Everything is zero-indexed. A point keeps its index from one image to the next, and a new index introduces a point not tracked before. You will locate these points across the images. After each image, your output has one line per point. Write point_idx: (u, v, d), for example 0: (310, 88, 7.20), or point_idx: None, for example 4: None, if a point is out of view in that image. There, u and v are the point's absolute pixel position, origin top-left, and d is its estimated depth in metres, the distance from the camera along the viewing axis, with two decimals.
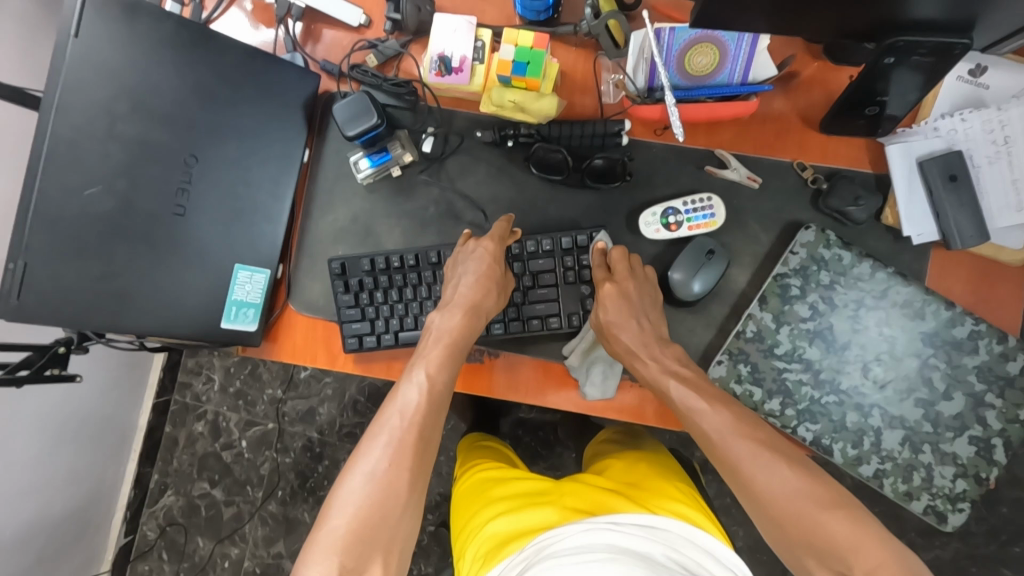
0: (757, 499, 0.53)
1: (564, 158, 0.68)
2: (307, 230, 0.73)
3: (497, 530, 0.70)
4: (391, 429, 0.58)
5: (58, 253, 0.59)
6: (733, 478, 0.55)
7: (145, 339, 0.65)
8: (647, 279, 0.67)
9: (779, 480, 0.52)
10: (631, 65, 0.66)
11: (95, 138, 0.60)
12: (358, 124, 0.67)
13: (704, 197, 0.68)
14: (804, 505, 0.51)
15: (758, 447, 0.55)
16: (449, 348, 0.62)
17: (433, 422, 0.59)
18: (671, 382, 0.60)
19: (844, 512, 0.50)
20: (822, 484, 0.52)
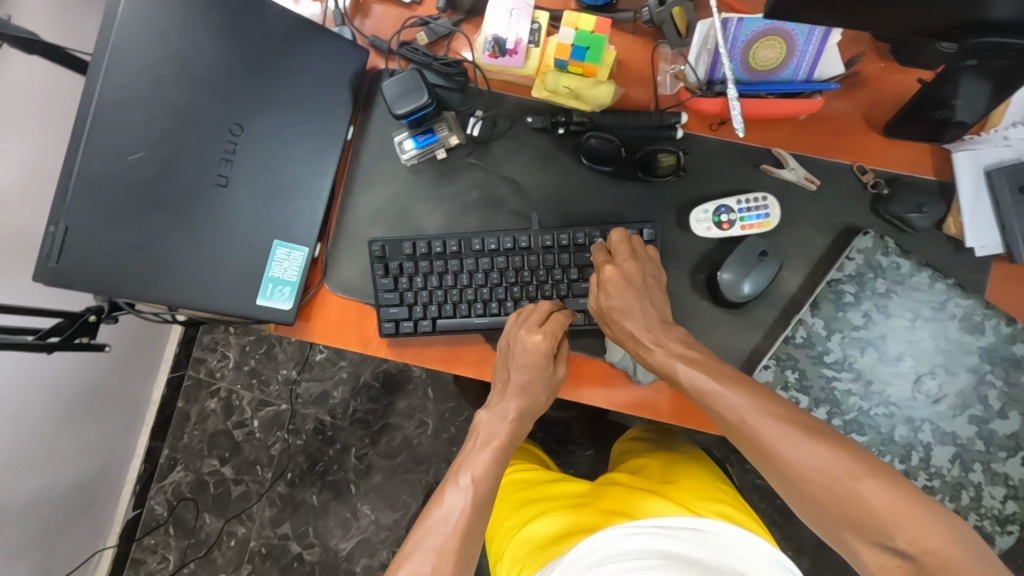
0: (786, 479, 0.51)
1: (616, 148, 0.66)
2: (347, 209, 0.71)
3: (536, 534, 0.70)
4: (442, 527, 0.56)
5: (96, 218, 0.57)
6: (757, 456, 0.53)
7: (176, 310, 0.63)
8: (649, 262, 0.64)
9: (808, 455, 0.50)
10: (693, 55, 0.64)
11: (140, 103, 0.57)
12: (407, 102, 0.65)
13: (759, 196, 0.66)
14: (835, 478, 0.49)
15: (778, 422, 0.52)
16: (496, 455, 0.61)
17: (480, 524, 0.57)
18: (679, 363, 0.57)
19: (879, 479, 0.48)
20: (850, 451, 0.50)
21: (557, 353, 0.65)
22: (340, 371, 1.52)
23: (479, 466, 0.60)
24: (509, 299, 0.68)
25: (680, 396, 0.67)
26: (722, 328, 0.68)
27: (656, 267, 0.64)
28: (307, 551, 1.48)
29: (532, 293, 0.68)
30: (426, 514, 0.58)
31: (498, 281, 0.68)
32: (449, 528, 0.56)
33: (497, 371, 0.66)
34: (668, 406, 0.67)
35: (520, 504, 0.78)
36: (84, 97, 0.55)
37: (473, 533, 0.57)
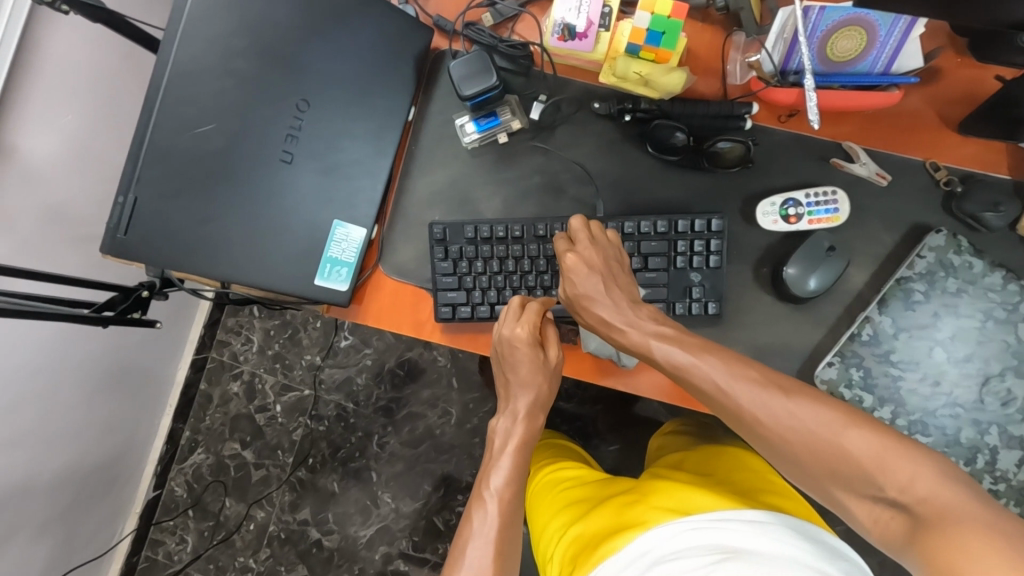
0: (771, 442, 0.52)
1: (686, 137, 0.65)
2: (405, 191, 0.70)
3: (583, 532, 0.71)
4: (479, 543, 0.58)
5: (164, 191, 0.58)
6: (743, 423, 0.54)
7: (228, 285, 0.63)
8: (611, 248, 0.63)
9: (792, 416, 0.51)
10: (771, 41, 0.62)
11: (212, 74, 0.58)
12: (475, 84, 0.63)
13: (828, 190, 0.65)
14: (820, 436, 0.50)
15: (755, 386, 0.53)
16: (515, 457, 0.64)
17: (511, 531, 0.60)
18: (652, 339, 0.57)
19: (863, 430, 0.49)
20: (831, 405, 0.51)
21: (547, 340, 0.65)
22: (365, 358, 1.51)
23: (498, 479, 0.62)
24: None
25: None
26: (785, 323, 0.67)
27: (618, 252, 0.63)
28: (326, 537, 1.47)
29: None
30: (464, 528, 0.60)
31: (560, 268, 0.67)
32: (487, 542, 0.58)
33: (500, 371, 0.68)
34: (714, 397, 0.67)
35: (564, 508, 0.80)
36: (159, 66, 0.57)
37: (506, 540, 0.59)
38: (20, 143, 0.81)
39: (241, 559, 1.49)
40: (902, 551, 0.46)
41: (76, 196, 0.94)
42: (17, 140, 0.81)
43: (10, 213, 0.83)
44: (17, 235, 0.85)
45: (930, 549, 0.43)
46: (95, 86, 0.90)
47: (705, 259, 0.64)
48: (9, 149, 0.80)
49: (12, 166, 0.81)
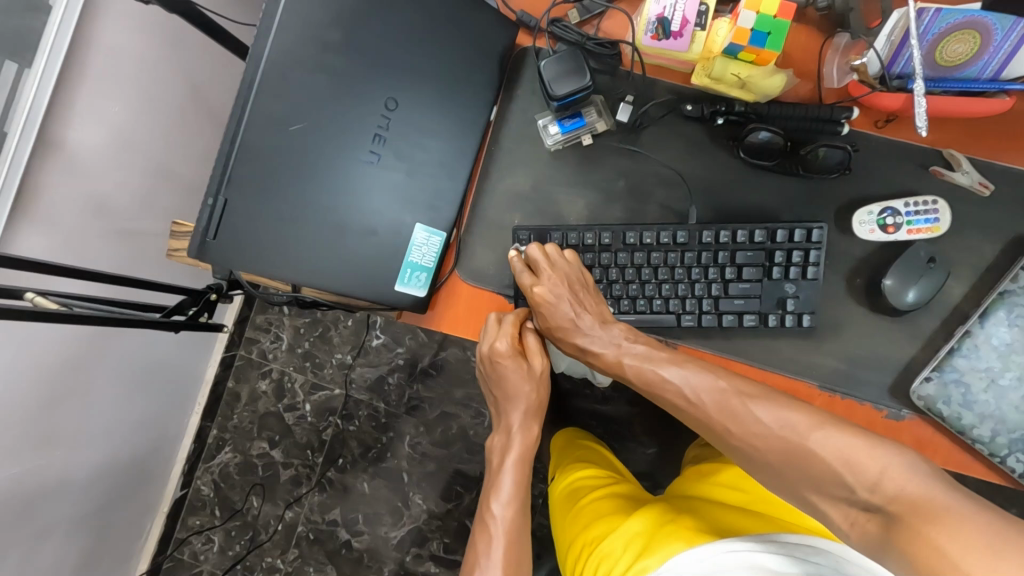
0: (740, 448, 0.55)
1: (782, 140, 0.62)
2: (484, 193, 0.68)
3: (605, 549, 0.69)
4: (490, 564, 0.67)
5: (253, 192, 0.56)
6: (717, 430, 0.57)
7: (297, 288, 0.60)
8: (575, 268, 0.63)
9: (759, 424, 0.54)
10: (880, 42, 0.60)
11: (303, 69, 0.56)
12: (568, 84, 0.61)
13: (929, 200, 0.63)
14: (789, 440, 0.52)
15: (718, 392, 0.57)
16: (515, 474, 0.71)
17: (517, 550, 0.69)
18: (625, 355, 0.61)
19: (829, 430, 0.51)
20: (797, 410, 0.53)
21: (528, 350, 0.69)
22: (397, 357, 1.48)
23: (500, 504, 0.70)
24: (658, 297, 0.64)
25: (830, 405, 0.64)
26: (878, 335, 0.65)
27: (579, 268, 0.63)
28: (356, 538, 1.45)
29: (683, 292, 0.64)
30: (477, 549, 0.69)
31: (649, 278, 0.64)
32: (496, 563, 0.67)
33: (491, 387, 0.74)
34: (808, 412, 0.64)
35: (586, 521, 0.78)
36: (253, 60, 0.55)
37: (514, 558, 0.68)
38: (68, 136, 0.77)
39: (269, 560, 1.46)
40: (883, 552, 0.45)
41: (121, 189, 0.89)
42: (67, 133, 0.76)
43: (56, 206, 0.78)
44: (62, 229, 0.81)
45: (907, 545, 0.43)
46: (145, 77, 0.86)
47: (802, 270, 0.63)
48: (59, 142, 0.76)
49: (61, 160, 0.77)
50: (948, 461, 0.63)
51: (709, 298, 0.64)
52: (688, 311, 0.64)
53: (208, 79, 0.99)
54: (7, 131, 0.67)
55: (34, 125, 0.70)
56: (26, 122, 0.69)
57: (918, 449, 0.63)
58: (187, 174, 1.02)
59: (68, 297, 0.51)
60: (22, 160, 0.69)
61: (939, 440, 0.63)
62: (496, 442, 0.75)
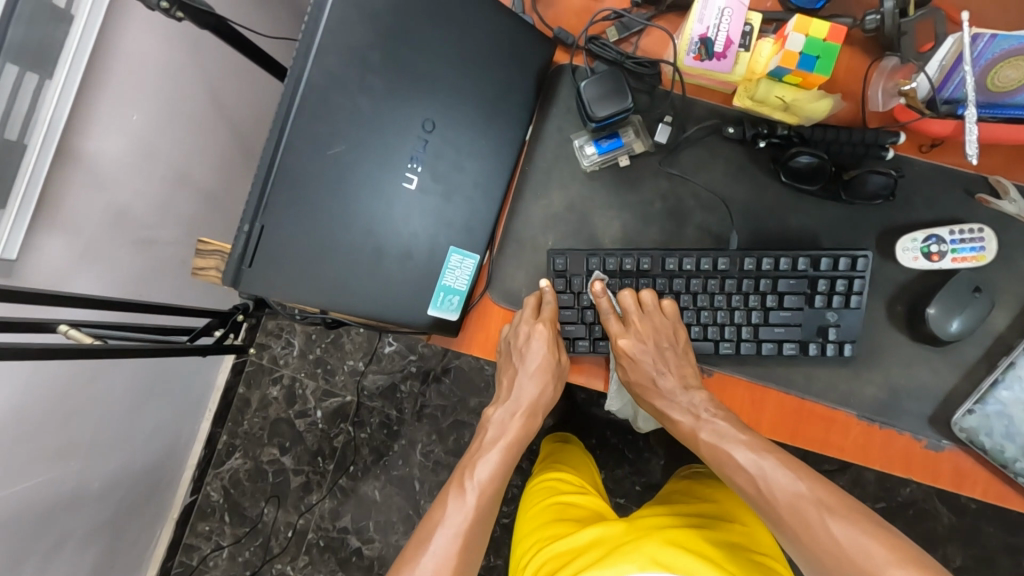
0: (810, 554, 0.52)
1: (824, 163, 0.61)
2: (518, 214, 0.66)
3: (561, 549, 0.71)
4: (450, 529, 0.61)
5: (290, 215, 0.53)
6: (782, 529, 0.54)
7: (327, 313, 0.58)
8: (674, 322, 0.62)
9: (834, 542, 0.51)
10: (931, 66, 0.58)
11: (346, 90, 0.54)
12: (608, 105, 0.60)
13: (975, 228, 0.62)
14: (857, 563, 0.49)
15: (802, 486, 0.54)
16: (506, 454, 0.66)
17: (481, 526, 0.63)
18: (702, 429, 0.60)
19: (911, 570, 0.47)
20: (878, 538, 0.50)
21: (559, 343, 0.64)
22: (409, 364, 1.46)
23: (484, 471, 0.65)
24: (696, 324, 0.63)
25: (869, 434, 0.63)
26: (920, 363, 0.64)
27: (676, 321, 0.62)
28: (367, 546, 1.42)
29: (723, 319, 0.62)
30: (442, 508, 0.63)
31: (688, 304, 0.63)
32: (454, 530, 0.61)
33: (506, 366, 0.66)
34: (847, 442, 0.63)
35: (551, 516, 0.79)
36: (292, 82, 0.52)
37: (477, 532, 0.62)
38: (88, 147, 0.75)
39: (279, 566, 1.44)
40: None
41: (140, 198, 0.87)
42: (86, 143, 0.74)
43: (77, 216, 0.77)
44: (82, 236, 0.79)
45: None
46: (165, 86, 0.84)
47: (844, 299, 0.61)
48: (78, 153, 0.74)
49: (79, 170, 0.75)
50: (987, 493, 0.62)
51: (749, 326, 0.62)
52: (727, 338, 0.62)
53: (226, 86, 0.97)
54: (26, 142, 0.65)
55: (54, 136, 0.68)
56: (47, 133, 0.67)
57: (959, 481, 0.62)
58: (205, 182, 1.00)
59: (102, 329, 0.50)
60: (42, 173, 0.68)
61: (980, 472, 0.62)
62: (493, 418, 0.69)
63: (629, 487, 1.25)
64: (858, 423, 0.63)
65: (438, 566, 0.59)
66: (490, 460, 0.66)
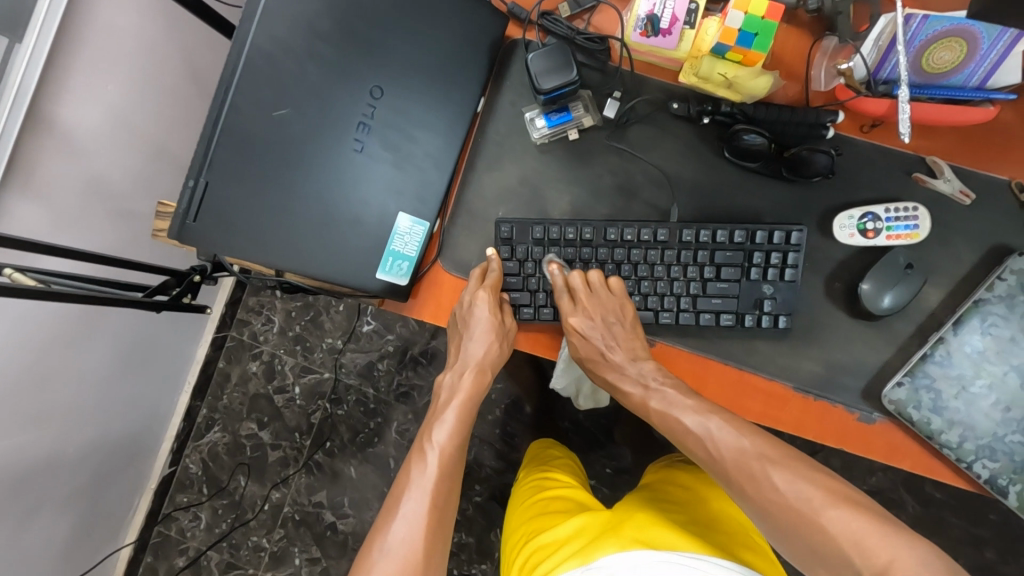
0: (756, 502, 0.56)
1: (768, 143, 0.63)
2: (470, 184, 0.68)
3: (547, 540, 0.69)
4: (417, 493, 0.64)
5: (236, 177, 0.57)
6: (733, 485, 0.58)
7: (280, 273, 0.61)
8: (621, 296, 0.64)
9: (775, 491, 0.55)
10: (867, 47, 0.60)
11: (296, 58, 0.57)
12: (554, 78, 0.62)
13: (910, 206, 0.63)
14: (799, 508, 0.53)
15: (750, 445, 0.58)
16: (461, 412, 0.69)
17: (448, 486, 0.66)
18: (650, 398, 0.63)
19: (845, 511, 0.52)
20: (816, 484, 0.54)
21: (503, 306, 0.65)
22: (388, 344, 1.41)
23: (441, 434, 0.68)
24: (637, 294, 0.65)
25: (804, 405, 0.65)
26: (855, 339, 0.65)
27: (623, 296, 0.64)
28: (341, 521, 1.37)
29: (662, 289, 0.64)
30: (407, 477, 0.66)
31: (629, 274, 0.65)
32: (422, 495, 0.64)
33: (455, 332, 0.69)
34: (781, 413, 0.65)
35: (534, 510, 0.77)
36: (237, 45, 0.56)
37: (442, 490, 0.65)
38: (63, 117, 0.75)
39: (255, 539, 1.38)
40: None
41: (116, 168, 0.87)
42: (59, 110, 0.74)
43: (50, 182, 0.77)
44: (56, 206, 0.79)
45: None
46: (143, 56, 0.84)
47: (780, 272, 0.63)
48: (50, 119, 0.74)
49: (53, 137, 0.75)
50: (916, 466, 0.64)
51: (688, 296, 0.64)
52: (666, 309, 0.64)
53: (204, 55, 0.96)
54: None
55: (24, 102, 0.67)
56: (17, 99, 0.66)
57: (889, 452, 0.64)
58: (182, 154, 1.00)
59: (47, 275, 0.52)
60: (10, 138, 0.67)
61: (909, 445, 0.64)
62: (446, 382, 0.72)
63: (599, 470, 1.26)
64: (792, 395, 0.65)
65: (411, 529, 0.62)
66: (445, 422, 0.68)
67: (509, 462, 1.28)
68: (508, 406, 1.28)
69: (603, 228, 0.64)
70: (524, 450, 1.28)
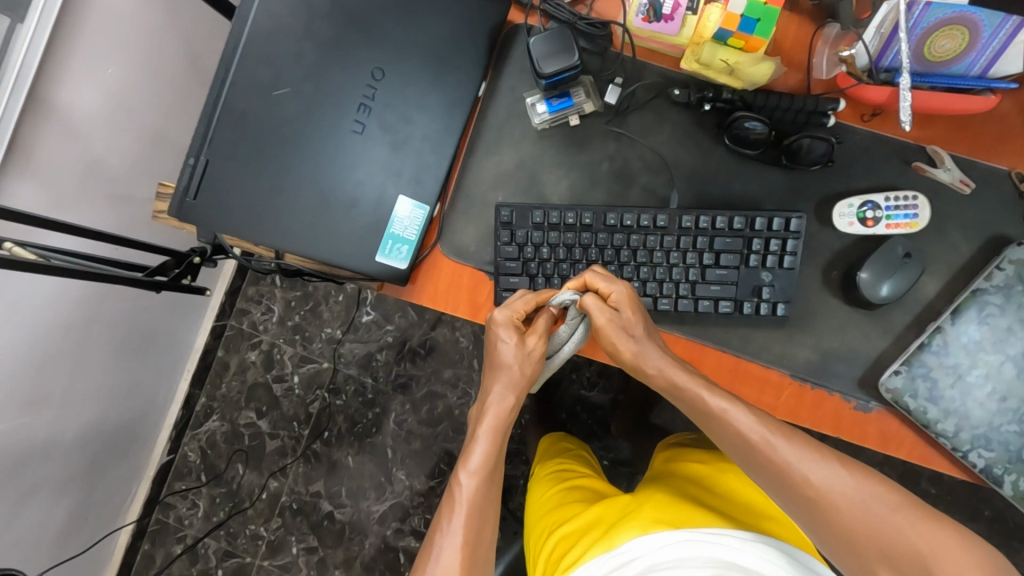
0: (820, 504, 0.55)
1: (767, 130, 0.63)
2: (469, 169, 0.68)
3: (567, 530, 0.69)
4: (449, 543, 0.60)
5: (236, 156, 0.57)
6: (792, 486, 0.56)
7: (280, 254, 0.61)
8: (636, 292, 0.64)
9: (844, 490, 0.55)
10: (869, 34, 0.59)
11: (294, 37, 0.57)
12: (555, 62, 0.62)
13: (909, 195, 0.63)
14: (871, 510, 0.53)
15: (798, 446, 0.57)
16: (487, 454, 0.64)
17: (479, 522, 0.62)
18: (703, 389, 0.59)
19: (918, 516, 0.52)
20: (882, 487, 0.54)
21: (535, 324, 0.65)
22: (386, 335, 1.41)
23: (466, 483, 0.62)
24: (636, 280, 0.65)
25: (800, 394, 0.65)
26: (851, 327, 0.65)
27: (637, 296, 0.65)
28: (338, 510, 1.37)
29: (661, 276, 0.64)
30: (437, 527, 0.62)
31: (628, 259, 0.65)
32: (454, 540, 0.60)
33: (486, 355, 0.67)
34: (775, 401, 0.66)
35: (550, 503, 0.77)
36: (239, 24, 0.56)
37: (476, 538, 0.61)
38: (63, 98, 0.75)
39: (252, 527, 1.38)
40: None
41: (114, 151, 0.87)
42: (59, 93, 0.74)
43: (49, 164, 0.77)
44: (56, 188, 0.79)
45: None
46: (143, 40, 0.84)
47: (779, 259, 0.63)
48: (51, 102, 0.74)
49: (52, 120, 0.75)
50: (911, 455, 0.64)
51: (687, 283, 0.64)
52: (665, 295, 0.64)
53: (205, 41, 0.96)
54: None
55: (26, 82, 0.67)
56: (17, 81, 0.66)
57: (883, 442, 0.65)
58: (181, 140, 1.00)
59: (47, 250, 0.52)
60: (11, 119, 0.67)
61: (904, 434, 0.65)
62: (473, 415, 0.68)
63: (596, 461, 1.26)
64: (787, 384, 0.66)
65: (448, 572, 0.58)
66: (469, 468, 0.63)
67: (505, 452, 1.28)
68: None
69: (601, 213, 0.64)
70: (521, 441, 1.28)
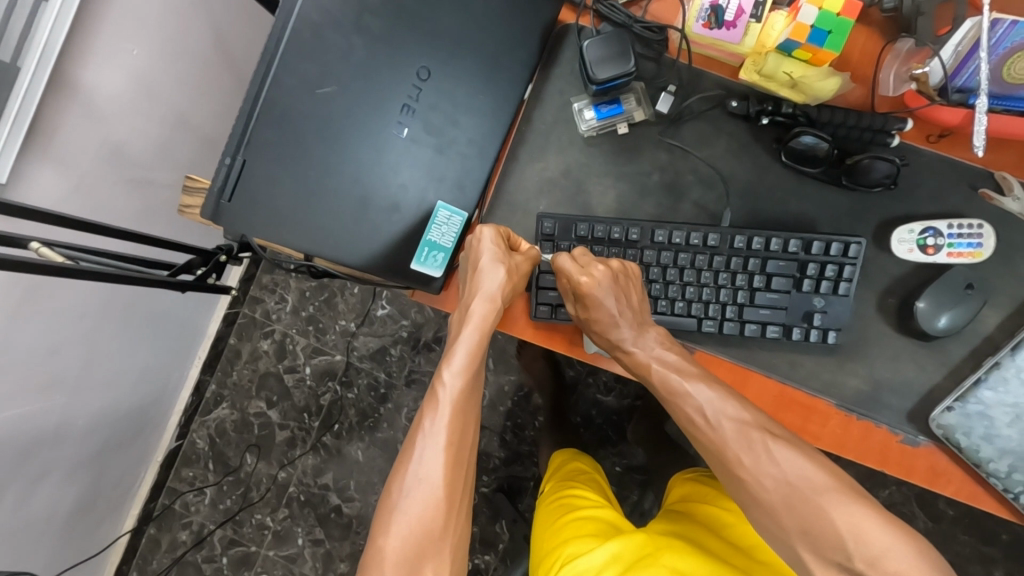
0: (750, 485, 0.51)
1: (829, 147, 0.60)
2: (511, 175, 0.65)
3: (582, 566, 0.66)
4: (431, 447, 0.52)
5: (274, 155, 0.54)
6: (724, 460, 0.53)
7: (313, 258, 0.59)
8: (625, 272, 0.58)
9: (776, 465, 0.50)
10: (946, 51, 0.55)
11: (341, 30, 0.54)
12: (610, 68, 0.58)
13: (975, 223, 0.61)
14: (798, 489, 0.49)
15: (745, 427, 0.53)
16: (473, 350, 0.54)
17: (466, 422, 0.54)
18: (654, 362, 0.57)
19: (847, 498, 0.48)
20: (820, 465, 0.50)
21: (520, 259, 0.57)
22: (402, 329, 1.36)
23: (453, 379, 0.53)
24: (680, 300, 0.62)
25: (847, 427, 0.62)
26: (906, 358, 0.63)
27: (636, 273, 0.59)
28: (347, 504, 1.34)
29: (708, 296, 0.62)
30: (417, 427, 0.53)
31: (674, 279, 0.62)
32: (437, 442, 0.53)
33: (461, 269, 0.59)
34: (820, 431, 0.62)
35: (562, 529, 0.74)
36: (284, 15, 0.53)
37: (461, 443, 0.53)
38: (86, 78, 0.72)
39: (258, 517, 1.35)
40: None
41: (138, 136, 0.83)
42: (83, 74, 0.71)
43: (71, 147, 0.73)
44: (74, 170, 0.75)
45: None
46: (169, 20, 0.80)
47: (833, 285, 0.61)
48: (73, 83, 0.70)
49: (76, 102, 0.72)
50: (959, 492, 0.61)
51: (734, 305, 0.62)
52: (710, 317, 0.62)
53: (232, 23, 0.92)
54: (20, 65, 0.61)
55: (50, 60, 0.64)
56: (41, 60, 0.63)
57: (931, 478, 0.61)
58: (204, 125, 0.96)
59: (76, 251, 0.50)
60: (35, 100, 0.64)
61: (954, 470, 0.61)
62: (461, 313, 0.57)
63: (609, 467, 1.23)
64: (833, 414, 0.62)
65: (429, 483, 0.52)
66: (456, 361, 0.53)
67: (517, 453, 1.26)
68: (519, 397, 1.25)
69: (654, 226, 0.61)
70: (534, 444, 1.25)
